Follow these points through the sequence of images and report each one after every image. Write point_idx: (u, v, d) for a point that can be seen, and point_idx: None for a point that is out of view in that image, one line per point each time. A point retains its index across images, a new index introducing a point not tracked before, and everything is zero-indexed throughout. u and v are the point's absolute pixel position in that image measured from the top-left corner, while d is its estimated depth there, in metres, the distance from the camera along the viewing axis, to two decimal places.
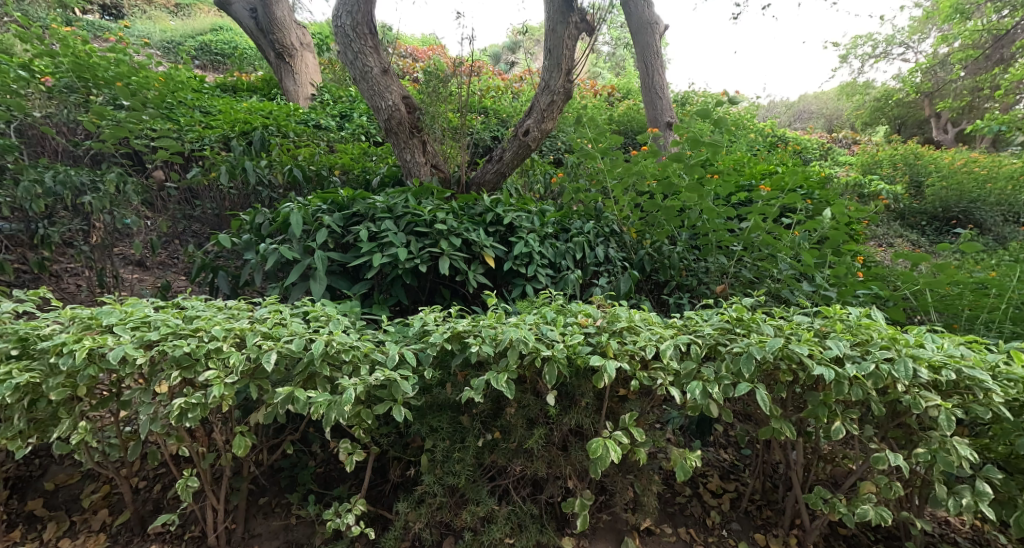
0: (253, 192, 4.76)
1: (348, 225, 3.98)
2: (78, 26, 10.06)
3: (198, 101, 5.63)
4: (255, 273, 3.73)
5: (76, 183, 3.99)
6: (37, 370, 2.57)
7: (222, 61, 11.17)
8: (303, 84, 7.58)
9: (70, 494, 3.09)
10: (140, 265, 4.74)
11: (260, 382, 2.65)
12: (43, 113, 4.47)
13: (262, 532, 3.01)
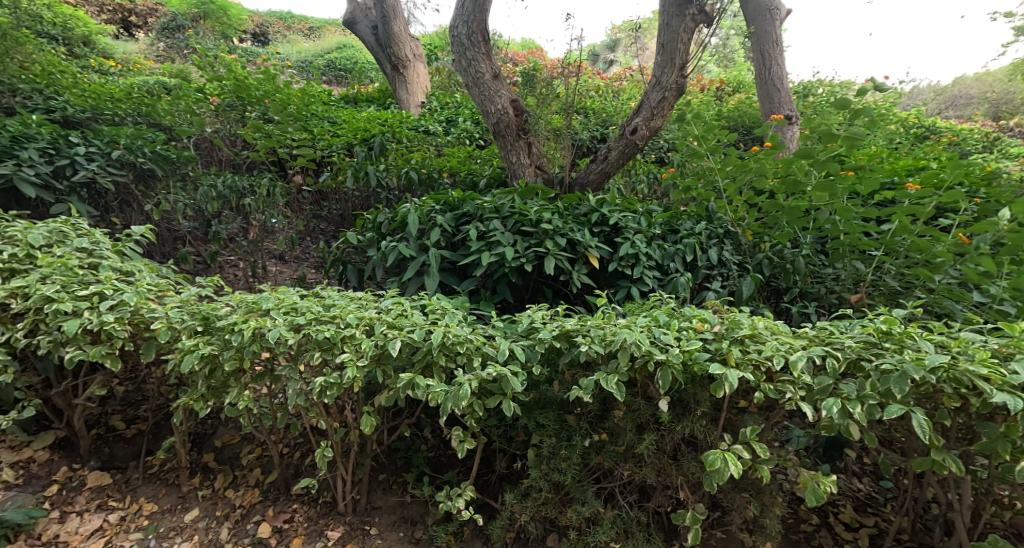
0: (374, 194, 5.07)
1: (459, 225, 4.14)
2: (236, 54, 11.43)
3: (326, 112, 6.10)
4: (376, 269, 3.99)
5: (239, 187, 4.51)
6: (217, 343, 2.91)
7: (344, 75, 12.05)
8: (415, 93, 7.93)
9: (232, 453, 3.49)
10: (280, 259, 5.16)
11: (385, 368, 2.82)
12: (213, 129, 5.27)
13: (381, 506, 3.24)
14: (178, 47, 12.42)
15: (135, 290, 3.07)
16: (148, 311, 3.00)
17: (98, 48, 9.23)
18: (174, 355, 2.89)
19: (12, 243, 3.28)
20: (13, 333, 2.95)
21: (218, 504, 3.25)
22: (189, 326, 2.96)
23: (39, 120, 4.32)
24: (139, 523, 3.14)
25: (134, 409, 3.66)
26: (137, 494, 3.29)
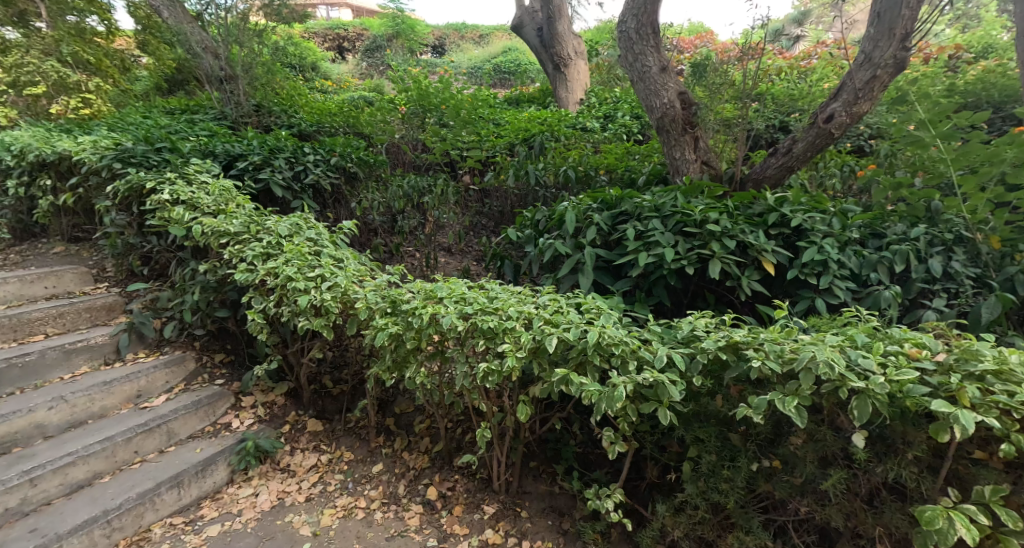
0: (532, 193, 5.06)
1: (615, 224, 3.94)
2: (418, 66, 12.44)
3: (492, 115, 6.28)
4: (533, 264, 3.97)
5: (421, 187, 4.79)
6: (400, 322, 3.05)
7: (510, 78, 12.54)
8: (575, 91, 7.85)
9: (408, 420, 3.70)
10: (448, 251, 5.24)
11: (540, 360, 2.76)
12: (400, 135, 5.61)
13: (532, 490, 3.27)
14: (376, 66, 14.14)
15: (346, 275, 3.37)
16: (353, 292, 3.26)
17: (321, 71, 10.54)
18: (370, 331, 3.11)
19: (267, 233, 3.72)
20: (265, 303, 3.41)
21: (397, 462, 3.53)
22: (380, 307, 3.12)
23: (283, 135, 5.10)
24: (340, 467, 3.52)
25: (338, 371, 3.94)
26: (342, 441, 3.70)
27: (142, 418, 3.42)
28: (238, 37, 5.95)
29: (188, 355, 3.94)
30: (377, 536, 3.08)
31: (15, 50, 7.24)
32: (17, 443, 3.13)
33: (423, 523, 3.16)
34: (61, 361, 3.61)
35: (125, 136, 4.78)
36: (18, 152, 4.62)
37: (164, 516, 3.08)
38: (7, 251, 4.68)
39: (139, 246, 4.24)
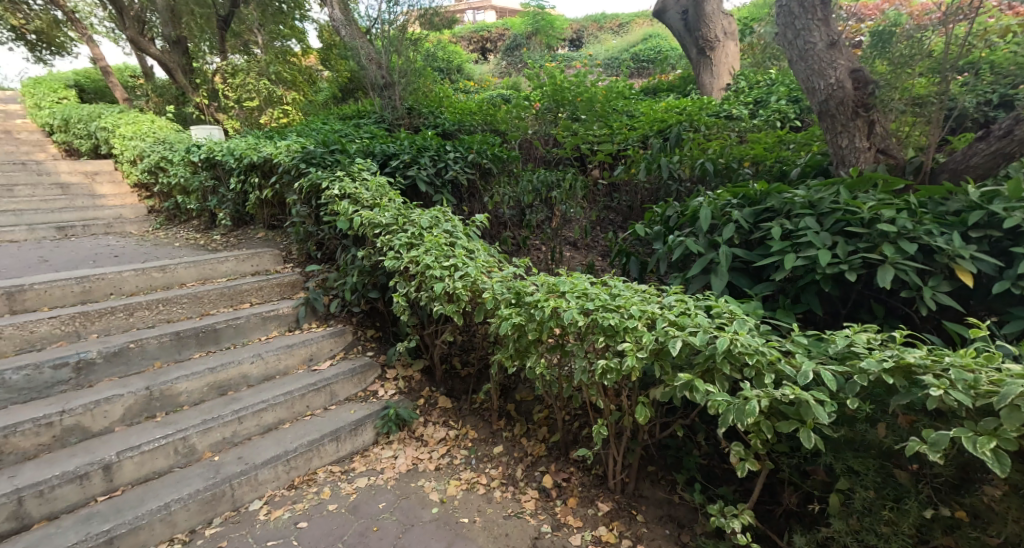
0: (663, 187, 4.77)
1: (758, 222, 3.56)
2: (556, 60, 12.41)
3: (626, 107, 5.89)
4: (660, 263, 3.74)
5: (550, 180, 4.56)
6: (521, 314, 2.98)
7: (646, 67, 12.26)
8: (720, 76, 7.32)
9: (528, 408, 3.64)
10: (574, 246, 5.12)
11: (663, 362, 2.56)
12: (534, 131, 5.57)
13: (649, 496, 3.09)
14: (516, 63, 14.51)
15: (477, 266, 3.40)
16: (481, 282, 3.27)
17: (465, 73, 10.88)
18: (495, 319, 3.09)
19: (411, 225, 3.82)
20: (409, 288, 3.59)
21: (517, 447, 3.50)
22: (504, 298, 3.09)
23: (429, 135, 4.98)
24: (466, 443, 3.59)
25: (466, 354, 3.98)
26: (467, 420, 3.77)
27: (312, 378, 3.82)
28: (398, 46, 6.06)
29: (348, 328, 4.29)
30: (496, 512, 3.10)
31: (241, 74, 8.42)
32: (229, 388, 3.63)
33: (538, 507, 3.12)
34: (260, 325, 4.09)
35: (311, 141, 5.07)
36: (238, 157, 5.20)
37: (326, 463, 3.43)
38: (230, 235, 5.46)
39: (316, 234, 4.60)
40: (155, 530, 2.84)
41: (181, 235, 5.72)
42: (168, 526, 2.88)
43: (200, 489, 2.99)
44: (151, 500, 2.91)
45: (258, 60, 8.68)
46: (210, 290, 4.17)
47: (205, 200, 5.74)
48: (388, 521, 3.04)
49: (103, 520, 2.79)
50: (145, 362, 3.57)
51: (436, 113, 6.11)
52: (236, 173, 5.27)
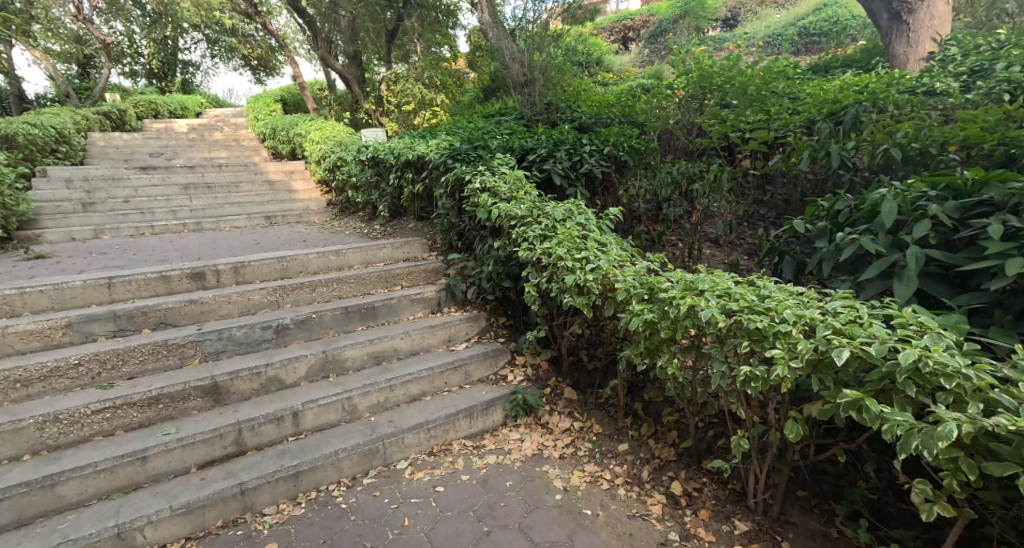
0: (833, 176, 4.20)
1: (965, 217, 3.00)
2: (709, 43, 11.65)
3: (787, 88, 5.05)
4: (825, 263, 3.30)
5: (691, 172, 4.15)
6: (656, 311, 2.80)
7: (818, 41, 11.47)
8: (918, 45, 5.98)
9: (657, 409, 3.43)
10: (716, 244, 4.80)
11: (823, 376, 2.29)
12: (675, 120, 5.09)
13: (797, 523, 2.78)
14: (659, 51, 14.03)
15: (609, 258, 3.29)
16: (613, 276, 3.14)
17: (606, 64, 10.63)
18: (626, 314, 2.94)
19: (545, 217, 3.80)
20: (540, 279, 3.57)
21: (643, 448, 3.33)
22: (636, 293, 2.93)
23: (567, 129, 4.86)
24: (590, 437, 3.50)
25: (593, 348, 3.88)
26: (592, 413, 3.65)
27: (450, 356, 4.01)
28: (541, 42, 5.95)
29: (483, 314, 4.38)
30: (620, 510, 3.00)
31: (405, 82, 9.01)
32: (384, 358, 3.98)
33: (665, 514, 2.95)
34: (409, 306, 4.39)
35: (458, 139, 5.26)
36: (396, 155, 5.49)
37: (460, 437, 3.60)
38: (387, 226, 5.89)
39: (458, 225, 4.74)
40: (328, 472, 3.24)
41: (349, 224, 6.35)
42: (336, 470, 3.26)
43: (361, 442, 3.34)
44: (325, 446, 3.32)
45: (416, 67, 9.23)
46: (370, 272, 4.56)
47: (369, 194, 6.24)
48: (515, 500, 3.12)
49: (293, 456, 3.25)
50: (322, 330, 4.07)
51: (575, 108, 6.00)
52: (395, 171, 5.56)
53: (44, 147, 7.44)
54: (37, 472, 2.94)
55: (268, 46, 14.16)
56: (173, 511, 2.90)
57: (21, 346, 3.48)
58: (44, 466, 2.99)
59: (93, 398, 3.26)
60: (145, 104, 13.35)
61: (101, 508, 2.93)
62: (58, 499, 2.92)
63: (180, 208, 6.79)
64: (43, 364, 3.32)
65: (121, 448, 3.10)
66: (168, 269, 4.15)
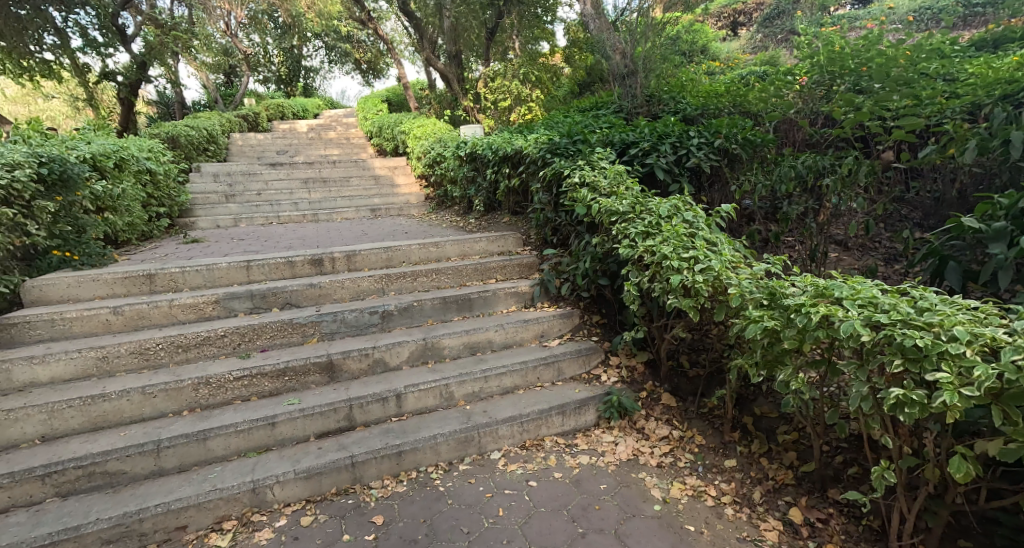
0: (1005, 172, 3.60)
1: None
2: (837, 23, 10.63)
3: (944, 70, 4.34)
4: (1003, 273, 2.78)
5: (821, 165, 3.70)
6: (780, 319, 2.55)
7: (981, 12, 10.30)
8: None
9: (769, 425, 3.12)
10: (843, 246, 4.37)
11: (1005, 409, 2.05)
12: (795, 110, 4.57)
13: None
14: (773, 36, 13.28)
15: (721, 259, 3.04)
16: (726, 278, 2.93)
17: (710, 53, 10.05)
18: (740, 321, 2.71)
19: (648, 214, 3.60)
20: (641, 277, 3.39)
21: (753, 466, 3.07)
22: (755, 298, 2.70)
23: (672, 122, 4.56)
24: (691, 448, 3.28)
25: (696, 354, 3.61)
26: (693, 423, 3.42)
27: (542, 351, 3.93)
28: (645, 31, 5.53)
29: (576, 311, 4.25)
30: (727, 531, 2.79)
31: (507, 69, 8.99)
32: (480, 349, 3.98)
33: (782, 542, 2.70)
34: (504, 299, 4.35)
35: (556, 133, 5.13)
36: (495, 150, 5.47)
37: (552, 433, 3.51)
38: (481, 220, 5.90)
39: (553, 220, 4.62)
40: (427, 454, 3.28)
41: (446, 218, 6.45)
42: (434, 454, 3.30)
43: (457, 428, 3.35)
44: (425, 429, 3.36)
45: (513, 63, 9.13)
46: (467, 264, 4.58)
47: (465, 188, 6.27)
48: (610, 503, 2.99)
49: (399, 435, 3.32)
50: (422, 318, 4.14)
51: (678, 99, 5.66)
52: (491, 165, 5.57)
53: (199, 146, 8.19)
54: (192, 426, 3.21)
55: (377, 51, 14.79)
56: (296, 473, 3.06)
57: (182, 316, 3.87)
58: (198, 422, 3.25)
59: (233, 366, 3.53)
60: (274, 107, 14.44)
61: (239, 465, 3.14)
62: (208, 452, 3.17)
63: (301, 200, 7.29)
64: (197, 332, 3.65)
65: (254, 413, 3.31)
66: (294, 255, 4.46)
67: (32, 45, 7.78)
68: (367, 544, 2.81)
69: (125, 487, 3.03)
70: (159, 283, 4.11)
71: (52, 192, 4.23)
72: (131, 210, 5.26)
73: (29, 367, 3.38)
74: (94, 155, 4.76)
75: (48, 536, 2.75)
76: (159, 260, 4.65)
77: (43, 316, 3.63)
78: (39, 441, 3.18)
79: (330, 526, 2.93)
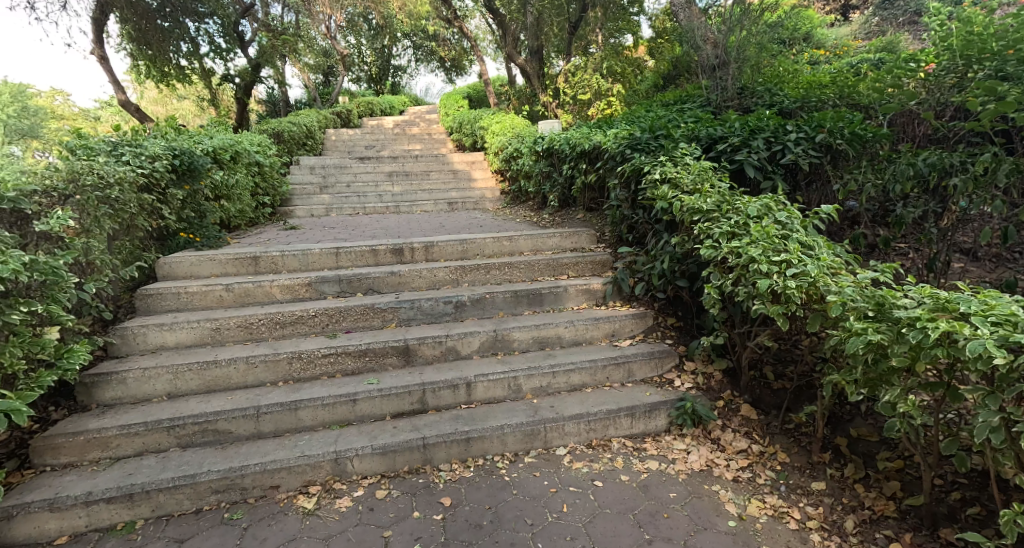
0: None
1: None
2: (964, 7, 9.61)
3: None
4: None
5: (948, 164, 3.24)
6: (888, 333, 2.32)
7: None
8: None
9: (867, 449, 2.92)
10: (970, 256, 3.93)
11: None
12: (915, 101, 4.01)
13: None
14: (891, 20, 12.17)
15: (817, 264, 2.80)
16: (824, 285, 2.70)
17: (815, 41, 9.35)
18: (837, 333, 2.51)
19: (735, 213, 3.37)
20: (723, 280, 3.19)
21: (846, 492, 2.83)
22: (858, 309, 2.49)
23: (766, 115, 4.25)
24: (773, 465, 3.06)
25: (782, 366, 3.39)
26: (776, 439, 3.18)
27: (613, 351, 3.79)
28: (740, 19, 5.19)
29: (650, 312, 4.08)
30: None
31: (592, 63, 8.83)
32: (548, 344, 3.90)
33: None
34: (575, 296, 4.24)
35: (637, 128, 4.92)
36: (572, 145, 5.34)
37: (619, 435, 3.39)
38: (556, 215, 5.80)
39: (630, 218, 4.44)
40: (495, 443, 3.25)
41: (520, 213, 6.40)
42: (501, 444, 3.26)
43: (525, 421, 3.30)
44: (493, 419, 3.33)
45: (595, 58, 8.97)
46: (539, 259, 4.51)
47: (540, 184, 6.19)
48: (680, 513, 2.84)
49: (467, 423, 3.31)
50: (493, 311, 4.11)
51: (775, 91, 5.31)
52: (568, 161, 5.45)
53: (299, 141, 8.63)
54: (285, 396, 3.35)
55: (461, 48, 14.97)
56: (373, 449, 3.11)
57: (279, 296, 4.07)
58: (291, 393, 3.39)
59: (322, 344, 3.67)
60: (364, 104, 14.98)
61: (324, 435, 3.24)
62: (298, 421, 3.30)
63: (384, 192, 7.50)
64: (292, 310, 3.82)
65: (337, 389, 3.42)
66: (378, 244, 4.58)
67: (172, 54, 9.12)
68: (434, 524, 2.82)
69: (231, 445, 3.20)
70: (263, 265, 4.35)
71: (182, 182, 4.57)
72: (243, 198, 5.59)
73: (158, 332, 3.65)
74: (215, 149, 5.05)
75: (170, 481, 2.93)
76: (262, 244, 4.89)
77: (174, 290, 3.91)
78: (165, 398, 3.42)
79: (402, 501, 2.96)
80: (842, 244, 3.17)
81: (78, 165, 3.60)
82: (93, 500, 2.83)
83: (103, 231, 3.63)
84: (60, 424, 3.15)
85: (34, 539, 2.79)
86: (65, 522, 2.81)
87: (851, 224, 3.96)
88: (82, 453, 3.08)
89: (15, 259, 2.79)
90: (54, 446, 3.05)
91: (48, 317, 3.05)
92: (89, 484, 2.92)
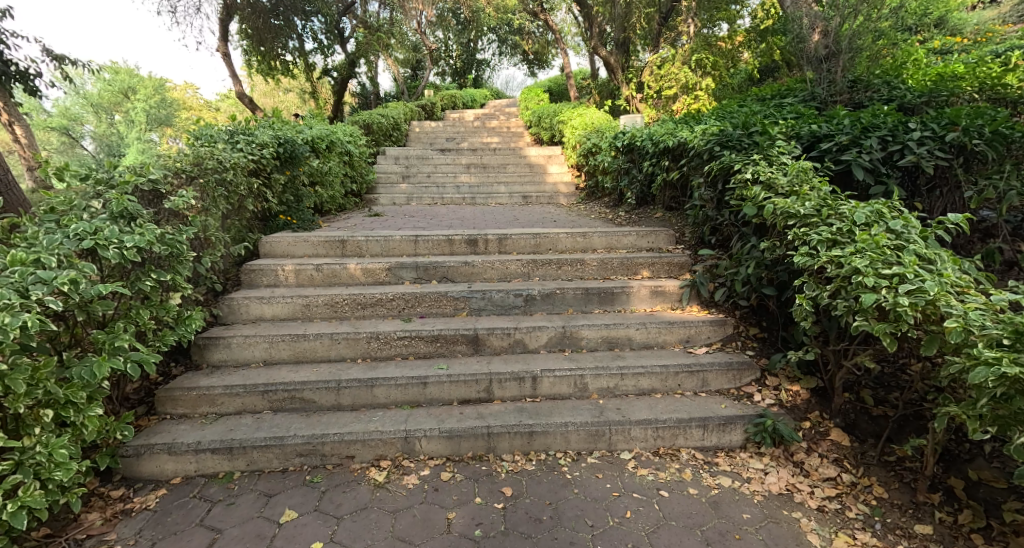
0: None
1: None
2: None
3: None
4: None
5: None
6: None
7: None
8: None
9: (990, 496, 2.59)
10: None
11: None
12: None
13: None
14: None
15: (939, 280, 2.52)
16: (945, 304, 2.42)
17: (949, 26, 8.47)
18: (960, 359, 2.33)
19: (838, 218, 3.05)
20: (819, 291, 2.88)
21: (958, 541, 2.53)
22: (990, 336, 2.28)
23: (883, 111, 3.84)
24: (867, 498, 2.76)
25: (884, 391, 3.08)
26: (872, 471, 2.87)
27: (687, 357, 3.56)
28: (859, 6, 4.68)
29: (730, 320, 3.79)
30: None
31: (686, 51, 8.39)
32: (617, 344, 3.73)
33: None
34: (648, 297, 4.03)
35: (729, 124, 4.57)
36: (655, 140, 5.06)
37: (689, 446, 3.18)
38: (632, 213, 5.59)
39: (714, 219, 4.16)
40: (558, 439, 3.14)
41: (595, 209, 6.23)
42: (565, 441, 3.15)
43: (589, 421, 3.16)
44: (557, 415, 3.22)
45: (685, 49, 8.51)
46: (613, 257, 4.33)
47: (618, 180, 5.97)
48: (753, 536, 2.63)
49: (531, 416, 3.22)
50: (563, 306, 3.99)
51: (894, 84, 4.81)
52: (649, 157, 5.19)
53: (387, 133, 8.82)
54: (363, 373, 3.39)
55: (545, 41, 14.80)
56: (440, 432, 3.09)
57: (361, 278, 4.15)
58: (368, 371, 3.42)
59: (398, 326, 3.69)
60: (447, 96, 15.15)
61: (396, 413, 3.25)
62: (373, 398, 3.33)
63: (462, 184, 7.52)
64: (373, 293, 3.86)
65: (410, 370, 3.42)
66: (454, 234, 4.56)
67: (280, 50, 9.57)
68: (496, 512, 2.76)
69: (315, 414, 3.26)
70: (349, 249, 4.46)
71: (284, 168, 4.74)
72: (334, 185, 5.75)
73: (258, 305, 3.81)
74: (314, 137, 5.12)
75: (262, 439, 3.02)
76: (348, 229, 5.01)
77: (272, 266, 4.07)
78: (261, 364, 3.55)
79: (465, 486, 2.91)
80: (970, 261, 2.82)
81: (202, 150, 3.75)
82: (201, 449, 2.98)
83: (219, 210, 3.82)
84: (178, 379, 3.34)
85: (156, 476, 2.97)
86: (180, 465, 2.97)
87: (984, 236, 3.48)
88: (194, 406, 3.25)
89: (149, 230, 2.99)
90: (172, 397, 3.23)
91: (172, 284, 3.24)
92: (199, 434, 3.06)
